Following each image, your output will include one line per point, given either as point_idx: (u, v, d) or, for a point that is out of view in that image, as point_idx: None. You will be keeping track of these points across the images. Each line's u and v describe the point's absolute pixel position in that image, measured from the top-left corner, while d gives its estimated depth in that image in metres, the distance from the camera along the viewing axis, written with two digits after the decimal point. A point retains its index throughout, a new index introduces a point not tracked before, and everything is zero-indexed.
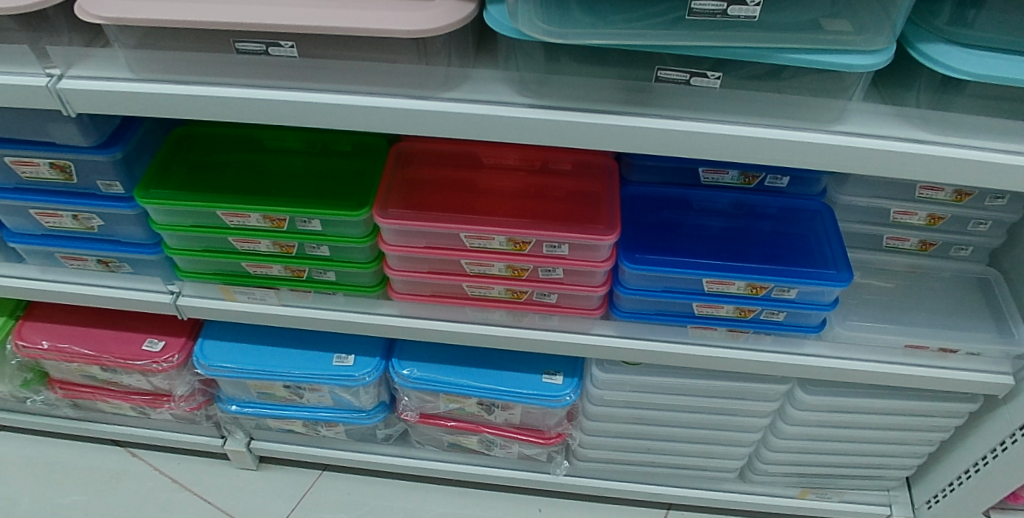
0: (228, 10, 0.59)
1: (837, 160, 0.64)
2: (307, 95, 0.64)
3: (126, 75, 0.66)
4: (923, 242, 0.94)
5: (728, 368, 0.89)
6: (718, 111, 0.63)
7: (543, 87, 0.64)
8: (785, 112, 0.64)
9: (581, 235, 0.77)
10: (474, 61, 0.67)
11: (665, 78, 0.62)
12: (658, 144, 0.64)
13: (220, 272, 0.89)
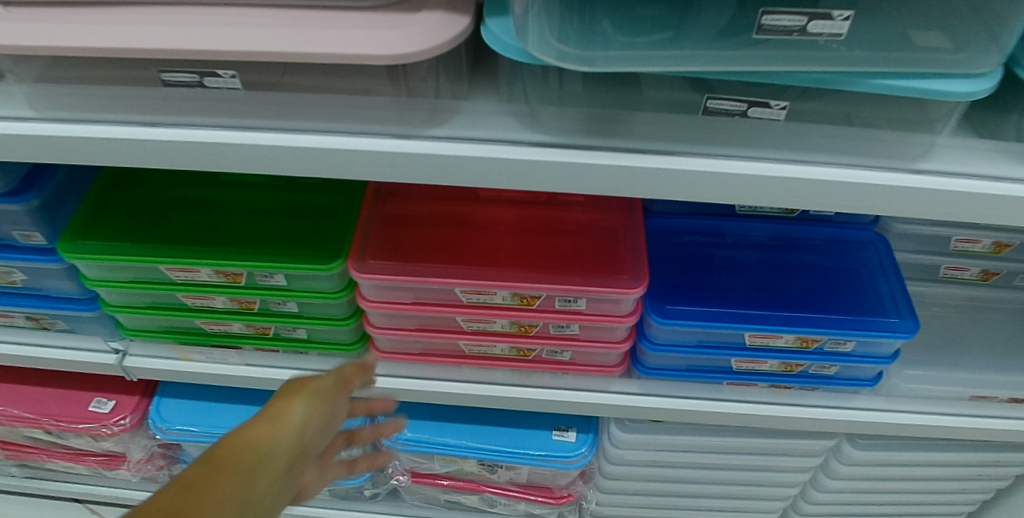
0: (148, 32, 0.46)
1: (926, 206, 0.51)
2: (259, 137, 0.50)
3: (27, 112, 0.52)
4: (985, 272, 0.81)
5: (769, 425, 0.77)
6: (778, 147, 0.51)
7: (561, 121, 0.51)
8: (862, 148, 0.51)
9: (603, 288, 0.65)
10: (468, 88, 0.54)
11: (716, 108, 0.49)
12: (704, 193, 0.51)
13: (171, 330, 0.75)
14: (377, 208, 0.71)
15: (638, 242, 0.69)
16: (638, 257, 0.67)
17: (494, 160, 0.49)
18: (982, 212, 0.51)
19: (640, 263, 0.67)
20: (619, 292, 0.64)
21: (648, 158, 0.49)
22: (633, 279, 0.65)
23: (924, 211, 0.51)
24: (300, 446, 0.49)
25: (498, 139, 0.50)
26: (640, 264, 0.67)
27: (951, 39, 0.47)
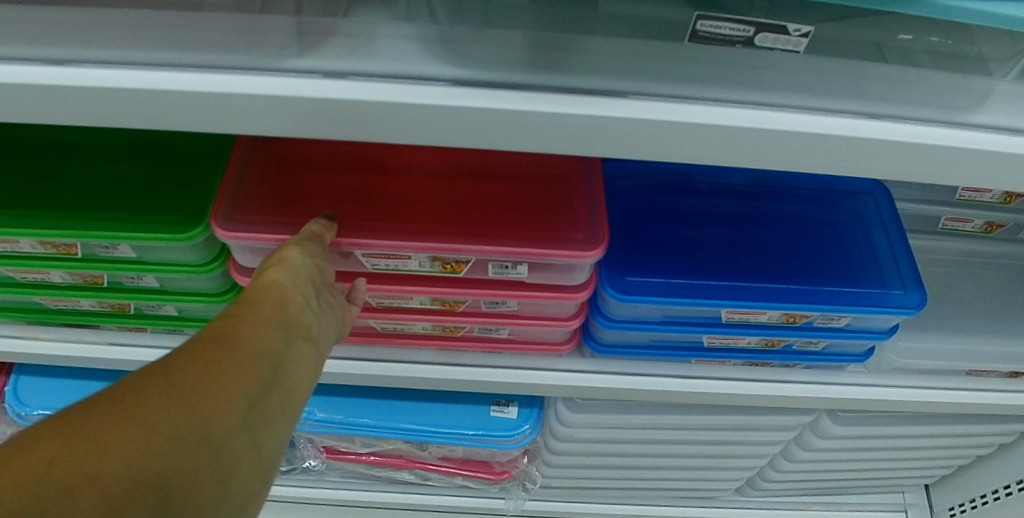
0: None
1: (976, 174, 0.38)
2: (39, 72, 0.34)
3: None
4: (990, 224, 0.71)
5: (741, 405, 0.66)
6: (783, 90, 0.36)
7: (481, 53, 0.36)
8: (893, 92, 0.38)
9: (550, 250, 0.51)
10: (353, 3, 0.38)
11: (709, 33, 0.34)
12: (688, 150, 0.36)
13: (5, 307, 0.59)
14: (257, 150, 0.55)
15: (592, 193, 0.54)
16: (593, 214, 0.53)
17: (381, 108, 0.34)
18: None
19: (595, 219, 0.53)
20: (569, 255, 0.51)
21: (605, 104, 0.34)
22: (587, 238, 0.52)
23: (973, 179, 0.38)
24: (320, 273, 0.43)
25: (395, 74, 0.35)
26: (595, 220, 0.53)
27: None
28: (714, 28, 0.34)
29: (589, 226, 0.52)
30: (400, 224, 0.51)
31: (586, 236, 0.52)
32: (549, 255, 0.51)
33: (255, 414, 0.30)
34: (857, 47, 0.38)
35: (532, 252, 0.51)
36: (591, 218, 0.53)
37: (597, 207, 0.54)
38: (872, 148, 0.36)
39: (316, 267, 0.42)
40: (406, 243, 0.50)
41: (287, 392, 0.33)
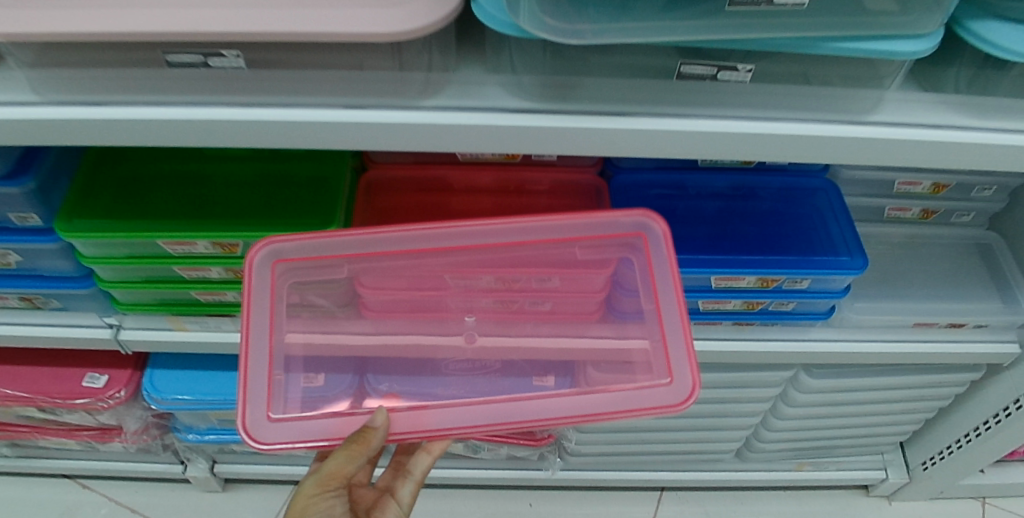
0: (154, 17, 0.48)
1: (869, 151, 0.58)
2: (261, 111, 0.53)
3: (30, 98, 0.54)
4: (924, 211, 0.89)
5: (734, 359, 0.84)
6: (740, 105, 0.56)
7: (549, 91, 0.55)
8: (815, 103, 0.57)
9: (645, 410, 0.62)
10: (459, 60, 0.57)
11: (689, 72, 0.54)
12: (677, 147, 0.56)
13: (165, 302, 0.77)
14: (260, 291, 0.64)
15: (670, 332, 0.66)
16: (675, 350, 0.65)
17: (482, 127, 0.53)
18: (916, 154, 0.58)
19: (680, 358, 0.64)
20: (662, 386, 0.63)
21: (625, 120, 0.54)
22: (675, 357, 0.65)
23: (867, 155, 0.58)
24: (334, 501, 0.65)
25: (491, 108, 0.54)
26: (682, 368, 0.63)
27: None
28: (691, 69, 0.54)
29: (679, 359, 0.64)
30: (455, 416, 0.63)
31: (682, 379, 0.63)
32: (644, 402, 0.62)
33: None
34: (793, 75, 0.57)
35: (627, 390, 0.63)
36: (674, 359, 0.65)
37: (675, 342, 0.65)
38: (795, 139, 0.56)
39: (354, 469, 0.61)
40: (457, 434, 0.62)
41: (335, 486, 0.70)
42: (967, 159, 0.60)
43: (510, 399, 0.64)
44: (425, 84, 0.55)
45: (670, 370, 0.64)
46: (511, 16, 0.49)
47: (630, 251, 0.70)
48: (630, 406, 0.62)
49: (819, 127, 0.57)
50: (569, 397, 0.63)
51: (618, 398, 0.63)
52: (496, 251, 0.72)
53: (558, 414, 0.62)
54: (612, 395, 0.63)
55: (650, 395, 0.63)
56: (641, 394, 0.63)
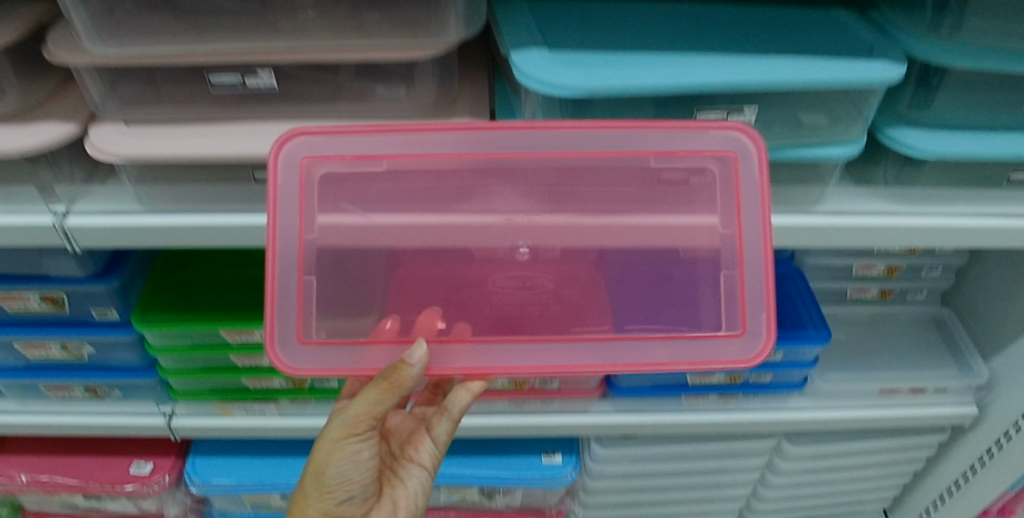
0: (247, 144, 0.65)
1: (813, 236, 0.75)
2: None
3: (134, 208, 0.70)
4: (882, 291, 1.02)
5: (724, 431, 0.93)
6: None
7: None
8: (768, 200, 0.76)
9: (714, 361, 0.64)
10: None
11: None
12: None
13: (217, 389, 0.87)
14: (285, 191, 0.60)
15: (743, 292, 0.63)
16: (751, 297, 0.63)
17: None
18: (848, 237, 0.76)
19: (737, 315, 0.64)
20: (733, 337, 0.64)
21: None
22: (751, 313, 0.63)
23: (812, 239, 0.76)
24: (359, 447, 0.67)
25: None
26: (754, 308, 0.63)
27: (829, 114, 0.69)
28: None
29: (751, 303, 0.63)
30: (497, 357, 0.65)
31: (752, 342, 0.64)
32: (711, 355, 0.64)
33: None
34: None
35: (694, 341, 0.64)
36: (733, 289, 0.64)
37: (749, 284, 0.63)
38: None
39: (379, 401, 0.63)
40: (502, 370, 0.64)
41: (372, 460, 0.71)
42: (890, 239, 0.77)
43: (561, 347, 0.64)
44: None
45: (739, 320, 0.64)
46: None
47: (723, 165, 0.61)
48: (703, 356, 0.64)
49: (774, 218, 0.75)
50: (627, 357, 0.64)
51: (687, 347, 0.64)
52: (549, 170, 0.63)
53: (623, 361, 0.64)
54: (670, 350, 0.64)
55: (723, 350, 0.64)
56: (711, 348, 0.64)
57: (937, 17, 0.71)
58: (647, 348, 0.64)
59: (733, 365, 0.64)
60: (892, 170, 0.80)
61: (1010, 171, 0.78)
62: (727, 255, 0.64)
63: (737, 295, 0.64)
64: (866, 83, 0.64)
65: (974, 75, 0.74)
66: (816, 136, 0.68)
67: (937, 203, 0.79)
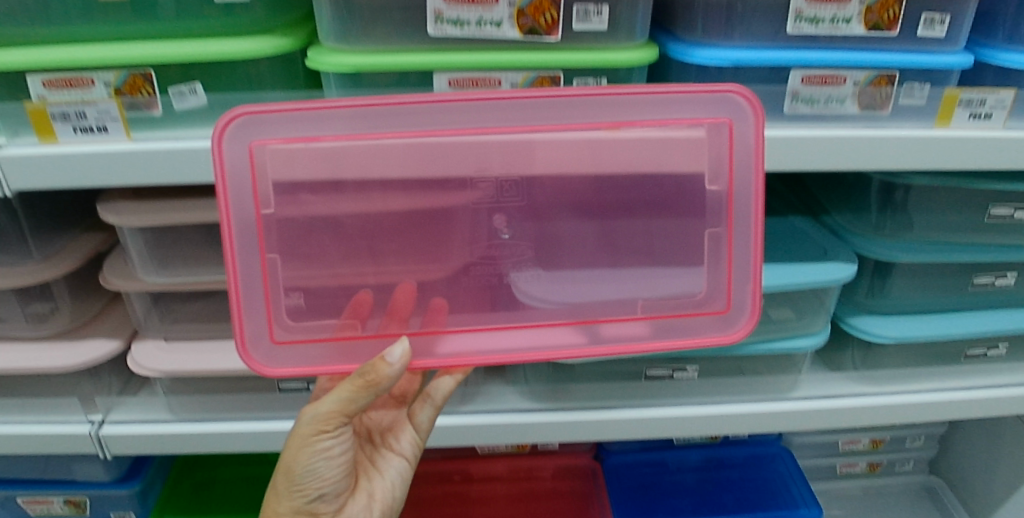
0: None
1: (789, 418, 0.91)
2: None
3: (166, 416, 0.79)
4: (869, 465, 1.16)
5: None
6: (680, 397, 0.90)
7: (552, 393, 0.89)
8: (748, 388, 0.91)
9: (697, 334, 0.71)
10: (485, 377, 0.92)
11: (654, 374, 0.88)
12: (647, 428, 0.88)
13: None
14: (237, 177, 0.61)
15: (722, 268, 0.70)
16: (722, 277, 0.70)
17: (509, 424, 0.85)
18: (813, 418, 0.92)
19: (719, 288, 0.71)
20: (710, 295, 0.71)
21: (609, 413, 0.87)
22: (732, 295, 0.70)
23: (791, 420, 0.91)
24: (331, 443, 0.69)
25: (511, 409, 0.87)
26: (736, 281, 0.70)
27: (793, 310, 0.88)
28: (655, 371, 0.88)
29: (739, 290, 0.70)
30: (485, 341, 0.70)
31: (733, 317, 0.70)
32: (697, 321, 0.71)
33: None
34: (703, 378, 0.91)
35: (681, 329, 0.71)
36: (709, 287, 0.71)
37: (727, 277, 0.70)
38: (714, 417, 0.88)
39: (349, 399, 0.66)
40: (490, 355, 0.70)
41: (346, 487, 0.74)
42: (857, 417, 0.93)
43: (549, 334, 0.70)
44: (461, 395, 0.88)
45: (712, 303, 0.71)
46: None
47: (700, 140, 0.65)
48: (683, 331, 0.71)
49: (756, 404, 0.90)
50: (615, 332, 0.71)
51: (668, 325, 0.71)
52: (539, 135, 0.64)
53: (612, 338, 0.70)
54: (649, 329, 0.71)
55: (704, 329, 0.71)
56: (698, 322, 0.71)
57: (881, 219, 0.90)
58: (630, 331, 0.71)
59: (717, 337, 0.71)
60: (858, 354, 0.97)
61: (967, 347, 0.96)
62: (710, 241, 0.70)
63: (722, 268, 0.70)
64: (826, 281, 0.84)
65: (920, 267, 0.92)
66: (784, 331, 0.88)
67: (889, 383, 0.96)
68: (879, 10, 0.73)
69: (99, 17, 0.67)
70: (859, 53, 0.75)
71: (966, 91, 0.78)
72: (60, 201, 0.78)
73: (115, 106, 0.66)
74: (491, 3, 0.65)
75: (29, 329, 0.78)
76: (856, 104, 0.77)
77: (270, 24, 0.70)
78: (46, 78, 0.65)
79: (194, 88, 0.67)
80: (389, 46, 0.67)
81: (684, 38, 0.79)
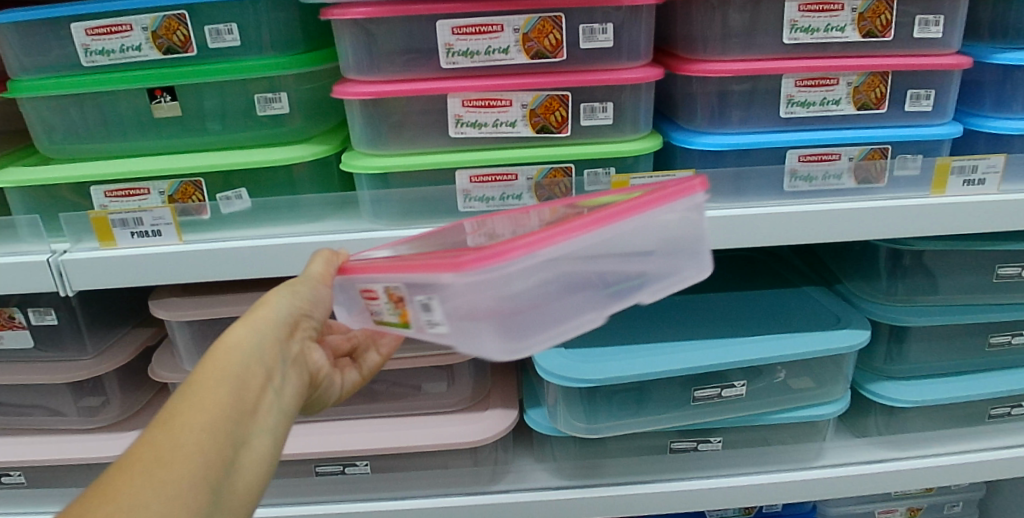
0: (320, 441, 0.86)
1: (814, 487, 0.92)
2: (382, 502, 0.87)
3: None
4: (911, 508, 1.11)
5: None
6: (706, 467, 0.91)
7: (580, 469, 0.90)
8: (772, 458, 0.93)
9: (548, 245, 0.50)
10: (515, 453, 0.95)
11: (678, 446, 0.90)
12: (675, 501, 0.89)
13: None
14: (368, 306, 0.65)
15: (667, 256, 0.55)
16: (642, 234, 0.53)
17: (540, 501, 0.87)
18: (839, 486, 0.92)
19: (659, 227, 0.54)
20: (688, 212, 0.54)
21: (637, 486, 0.88)
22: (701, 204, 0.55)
23: (816, 489, 0.92)
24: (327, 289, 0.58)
25: (541, 485, 0.89)
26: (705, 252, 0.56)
27: (813, 378, 0.90)
28: (679, 443, 0.90)
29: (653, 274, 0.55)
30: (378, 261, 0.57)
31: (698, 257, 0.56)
32: (624, 265, 0.54)
33: (236, 383, 0.46)
34: (731, 446, 0.93)
35: (479, 272, 0.49)
36: (654, 220, 0.53)
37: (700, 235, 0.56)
38: (740, 488, 0.90)
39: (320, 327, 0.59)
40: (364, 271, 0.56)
41: (293, 367, 0.54)
42: (883, 483, 0.94)
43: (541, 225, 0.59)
44: (492, 474, 0.90)
45: (665, 229, 0.54)
46: (551, 421, 0.86)
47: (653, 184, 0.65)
48: (567, 315, 0.53)
49: (780, 474, 0.91)
50: (501, 276, 0.50)
51: (592, 260, 0.52)
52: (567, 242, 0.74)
53: (507, 279, 0.50)
54: (546, 270, 0.51)
55: (518, 280, 0.50)
56: (623, 263, 0.54)
57: (892, 285, 0.93)
58: (495, 289, 0.50)
59: (490, 353, 0.52)
60: (880, 420, 0.98)
61: (990, 407, 0.96)
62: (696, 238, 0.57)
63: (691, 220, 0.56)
64: (840, 348, 0.86)
65: (934, 330, 0.94)
66: (803, 400, 0.89)
67: (915, 446, 0.96)
68: (866, 90, 0.79)
69: (154, 132, 0.74)
70: (850, 132, 0.80)
71: (958, 159, 0.80)
72: (112, 299, 0.84)
73: (168, 212, 0.70)
74: (507, 106, 0.71)
75: (82, 420, 0.83)
76: (853, 179, 0.81)
77: (307, 132, 0.77)
78: (107, 189, 0.72)
79: (239, 193, 0.73)
80: (415, 147, 0.74)
81: (685, 125, 0.84)
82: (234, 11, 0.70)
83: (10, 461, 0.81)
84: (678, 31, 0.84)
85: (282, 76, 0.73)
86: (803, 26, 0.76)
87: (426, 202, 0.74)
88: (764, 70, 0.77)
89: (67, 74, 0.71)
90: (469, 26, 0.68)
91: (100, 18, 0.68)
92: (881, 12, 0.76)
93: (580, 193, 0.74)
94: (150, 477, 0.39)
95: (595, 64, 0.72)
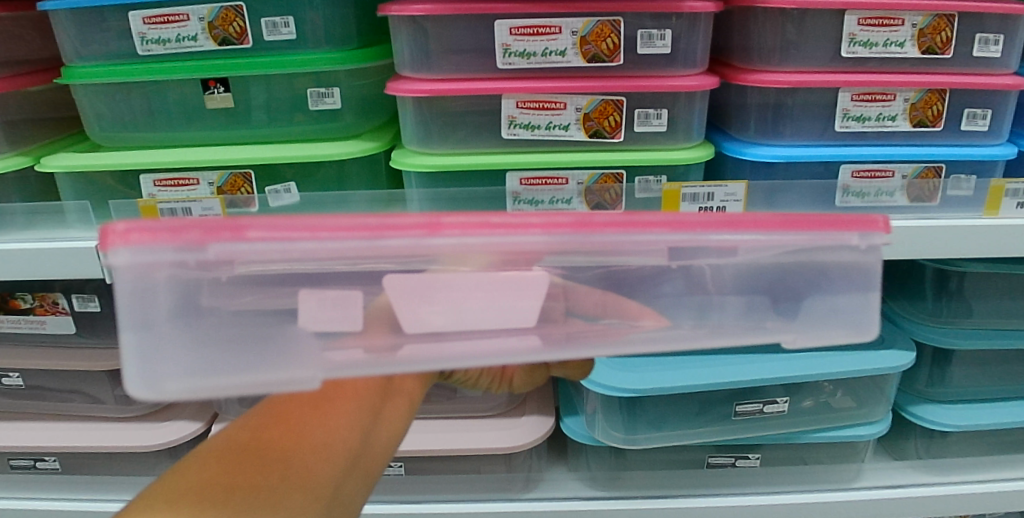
0: None
1: (851, 510, 0.89)
2: (412, 505, 0.87)
3: None
4: None
5: None
6: (742, 484, 0.89)
7: (614, 480, 0.89)
8: (810, 478, 0.91)
9: (234, 237, 0.38)
10: (550, 461, 0.94)
11: (715, 461, 0.90)
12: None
13: None
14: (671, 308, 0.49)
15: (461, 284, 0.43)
16: (483, 288, 0.44)
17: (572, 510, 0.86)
18: (876, 510, 0.90)
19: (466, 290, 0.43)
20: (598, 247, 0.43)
21: (671, 500, 0.87)
22: (453, 248, 0.41)
23: (852, 512, 0.89)
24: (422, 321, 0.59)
25: (574, 495, 0.88)
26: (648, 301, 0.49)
27: (855, 399, 0.88)
28: (717, 458, 0.90)
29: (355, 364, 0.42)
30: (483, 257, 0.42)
31: (507, 305, 0.44)
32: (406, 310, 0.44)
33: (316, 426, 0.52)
34: (769, 464, 0.91)
35: (161, 248, 0.37)
36: (444, 281, 0.43)
37: (734, 317, 0.48)
38: (776, 507, 0.88)
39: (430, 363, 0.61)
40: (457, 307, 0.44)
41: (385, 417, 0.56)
42: (921, 507, 0.91)
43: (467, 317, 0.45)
44: (525, 482, 0.89)
45: (460, 256, 0.42)
46: (589, 430, 0.86)
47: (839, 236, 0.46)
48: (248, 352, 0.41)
49: (819, 494, 0.90)
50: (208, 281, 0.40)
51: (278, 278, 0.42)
52: None
53: (181, 268, 0.39)
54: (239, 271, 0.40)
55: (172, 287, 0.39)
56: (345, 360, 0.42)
57: (937, 306, 0.91)
58: (169, 279, 0.39)
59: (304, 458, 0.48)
60: (920, 443, 0.96)
61: None
62: (700, 299, 0.49)
63: (869, 271, 0.46)
64: (883, 369, 0.84)
65: (979, 355, 0.92)
66: (844, 420, 0.88)
67: (957, 472, 0.94)
68: (923, 107, 0.77)
69: (205, 123, 0.74)
70: (905, 148, 0.79)
71: (1013, 181, 0.77)
72: None
73: (217, 203, 0.71)
74: (560, 108, 0.70)
75: (119, 408, 0.84)
76: (906, 197, 0.79)
77: (358, 128, 0.77)
78: (157, 178, 0.72)
79: (288, 187, 0.74)
80: (465, 148, 0.73)
81: (737, 136, 0.84)
82: (292, 4, 0.69)
83: (50, 447, 0.82)
84: (735, 42, 0.83)
85: (335, 71, 0.73)
86: (861, 40, 0.74)
87: (473, 201, 0.73)
88: (821, 83, 0.76)
89: (122, 62, 0.71)
90: (528, 27, 0.67)
91: (158, 8, 0.68)
92: (942, 28, 0.74)
93: (629, 200, 0.73)
94: (313, 430, 0.52)
95: (650, 69, 0.71)
